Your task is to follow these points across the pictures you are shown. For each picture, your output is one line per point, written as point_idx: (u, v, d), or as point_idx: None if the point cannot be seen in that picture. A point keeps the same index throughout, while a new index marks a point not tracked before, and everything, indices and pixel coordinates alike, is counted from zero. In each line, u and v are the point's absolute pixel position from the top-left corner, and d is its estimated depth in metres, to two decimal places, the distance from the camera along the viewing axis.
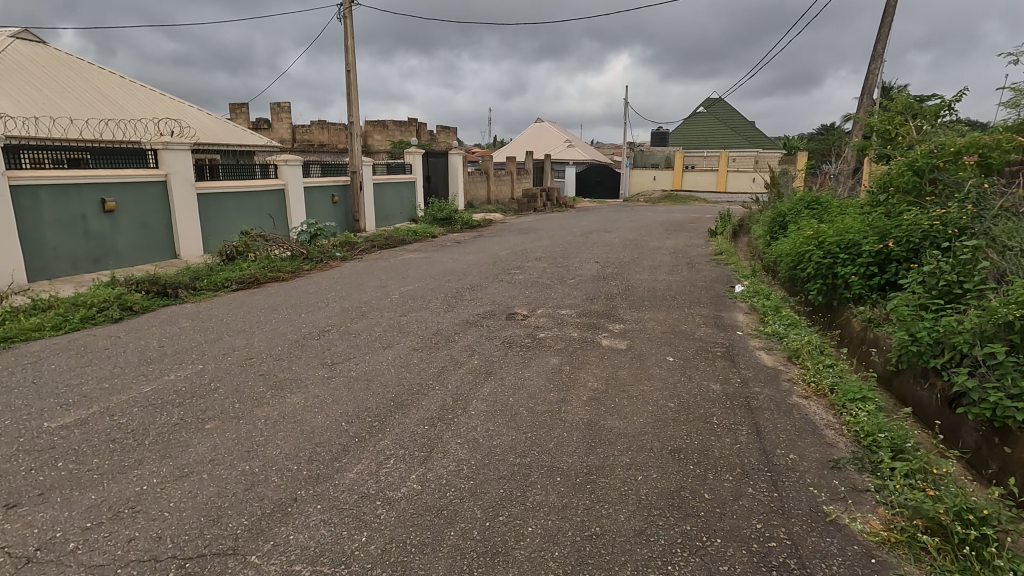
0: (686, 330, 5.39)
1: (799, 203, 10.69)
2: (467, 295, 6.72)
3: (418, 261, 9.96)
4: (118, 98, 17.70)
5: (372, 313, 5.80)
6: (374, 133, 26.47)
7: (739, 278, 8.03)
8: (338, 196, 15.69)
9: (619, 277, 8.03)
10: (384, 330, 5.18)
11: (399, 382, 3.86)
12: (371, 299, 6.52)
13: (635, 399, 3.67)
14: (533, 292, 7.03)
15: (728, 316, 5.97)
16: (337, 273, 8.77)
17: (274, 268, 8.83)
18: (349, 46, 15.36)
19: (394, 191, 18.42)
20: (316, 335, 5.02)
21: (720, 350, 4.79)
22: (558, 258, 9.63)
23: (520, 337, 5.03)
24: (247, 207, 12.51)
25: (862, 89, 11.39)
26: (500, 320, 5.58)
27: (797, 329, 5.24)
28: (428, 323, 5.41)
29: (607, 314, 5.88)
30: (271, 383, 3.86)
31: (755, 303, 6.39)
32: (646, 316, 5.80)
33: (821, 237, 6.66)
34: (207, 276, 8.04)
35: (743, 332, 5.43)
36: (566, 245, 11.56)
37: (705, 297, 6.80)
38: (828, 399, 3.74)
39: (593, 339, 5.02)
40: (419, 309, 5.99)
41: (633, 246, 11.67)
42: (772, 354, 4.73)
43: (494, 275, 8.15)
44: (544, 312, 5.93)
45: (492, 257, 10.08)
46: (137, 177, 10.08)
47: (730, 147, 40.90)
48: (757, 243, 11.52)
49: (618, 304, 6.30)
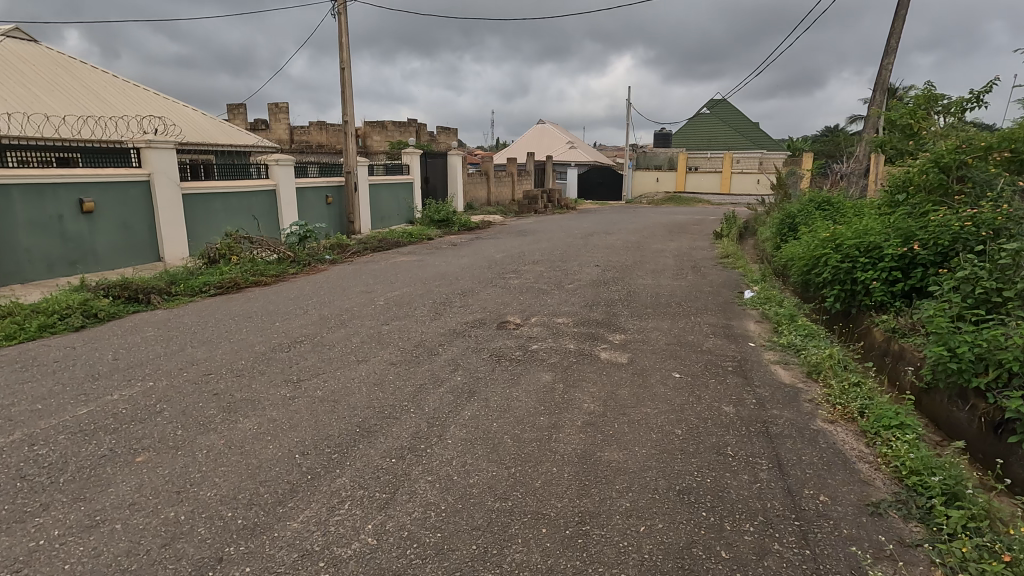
0: (693, 341, 4.92)
1: (809, 204, 10.21)
2: (457, 301, 6.27)
3: (410, 264, 9.51)
4: (109, 97, 17.37)
5: (352, 322, 5.35)
6: (373, 133, 26.10)
7: (749, 283, 7.57)
8: (332, 196, 15.27)
9: (620, 282, 7.56)
10: (363, 341, 4.72)
11: (369, 404, 3.41)
12: (353, 306, 6.07)
13: (635, 424, 3.22)
14: (528, 298, 6.57)
15: (737, 326, 5.50)
16: (324, 277, 8.33)
17: (257, 271, 8.40)
18: (344, 43, 14.96)
19: (390, 192, 17.97)
20: (287, 346, 4.58)
21: (732, 365, 4.32)
22: (556, 262, 9.17)
23: (511, 349, 4.57)
24: (236, 208, 12.09)
25: (875, 86, 10.91)
26: (489, 329, 5.12)
27: (816, 340, 4.78)
28: (412, 333, 4.96)
29: (607, 323, 5.42)
30: (225, 404, 3.41)
31: (767, 311, 5.93)
32: (649, 326, 5.33)
33: (838, 239, 6.19)
34: (185, 280, 7.61)
35: (756, 343, 4.97)
36: (566, 248, 11.10)
37: (712, 304, 6.33)
38: (858, 424, 3.27)
39: (591, 351, 4.55)
40: (404, 317, 5.54)
41: (636, 249, 11.19)
42: (789, 370, 4.26)
43: (488, 280, 7.69)
44: (538, 320, 5.47)
45: (488, 260, 9.62)
46: (118, 177, 9.66)
47: (734, 148, 40.45)
48: (766, 245, 11.05)
49: (618, 312, 5.84)
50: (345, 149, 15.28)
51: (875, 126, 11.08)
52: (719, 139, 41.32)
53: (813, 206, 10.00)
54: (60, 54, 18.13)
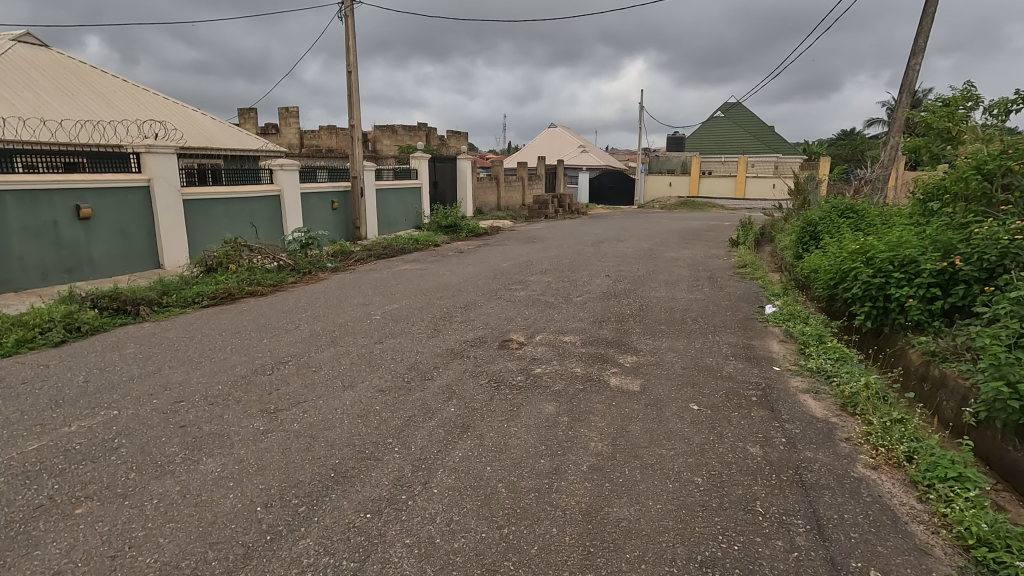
0: (711, 365, 4.50)
1: (832, 211, 9.71)
2: (458, 316, 5.90)
3: (413, 273, 9.16)
4: (117, 102, 17.31)
5: (344, 340, 5.00)
6: (382, 138, 25.92)
7: (769, 297, 7.12)
8: (338, 202, 15.02)
9: (632, 294, 7.15)
10: (352, 362, 4.37)
11: (349, 441, 3.05)
12: (348, 321, 5.73)
13: (649, 471, 2.82)
14: (533, 312, 6.18)
15: (759, 346, 5.07)
16: (323, 287, 8.01)
17: (253, 280, 8.11)
18: (351, 47, 14.74)
19: (398, 197, 17.69)
20: (271, 368, 4.23)
21: (756, 395, 3.90)
22: (565, 272, 8.77)
23: (512, 373, 4.19)
24: (238, 214, 11.87)
25: (901, 88, 10.40)
26: (490, 349, 4.75)
27: (848, 365, 4.34)
28: (407, 353, 4.60)
29: (617, 343, 5.01)
30: (190, 440, 3.06)
31: (792, 329, 5.49)
32: (664, 346, 4.92)
33: (868, 252, 5.74)
34: (178, 290, 7.33)
35: (781, 367, 4.55)
36: (575, 256, 10.72)
37: (730, 321, 5.90)
38: (906, 473, 2.84)
39: (599, 377, 4.15)
40: (399, 335, 5.17)
41: (648, 257, 10.75)
42: (819, 401, 3.84)
43: (492, 291, 7.34)
44: (544, 339, 5.08)
45: (494, 270, 9.24)
46: (116, 183, 9.44)
47: (749, 152, 39.84)
48: (784, 254, 10.57)
49: (630, 330, 5.44)
50: (351, 154, 15.02)
51: (901, 130, 10.55)
52: (734, 143, 40.64)
53: (836, 214, 9.51)
54: (69, 59, 18.14)
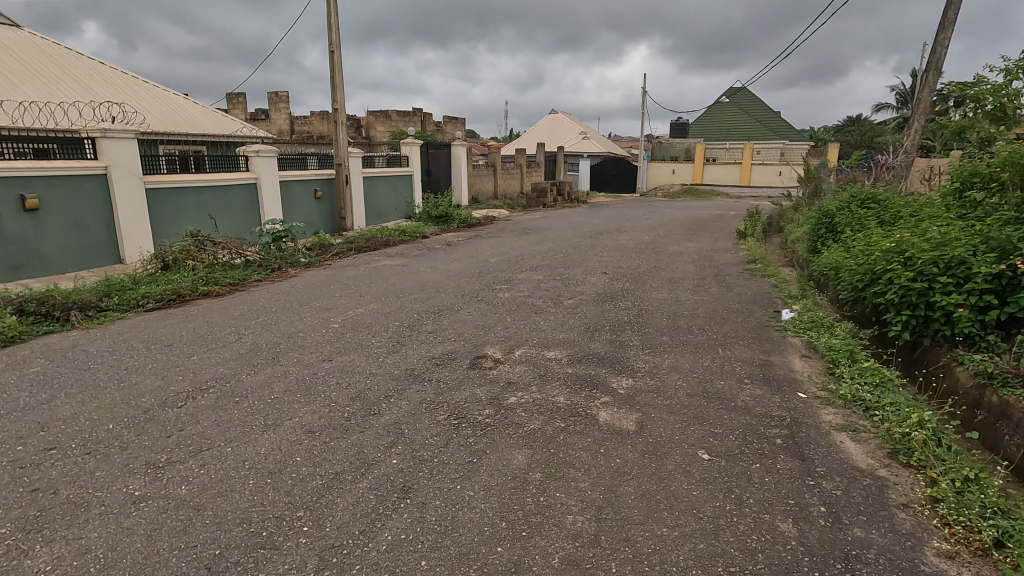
0: (723, 391, 3.72)
1: (850, 202, 8.87)
2: (429, 325, 5.13)
3: (392, 270, 8.36)
4: (94, 85, 16.50)
5: (287, 357, 4.22)
6: (376, 124, 25.04)
7: (784, 299, 6.31)
8: (322, 190, 14.19)
9: (630, 296, 6.36)
10: (287, 390, 3.59)
11: (244, 516, 2.29)
12: (302, 330, 4.97)
13: (644, 569, 2.04)
14: (516, 319, 5.40)
15: (777, 364, 4.28)
16: (288, 286, 7.26)
17: (211, 279, 7.33)
18: (334, 24, 13.80)
19: (387, 185, 16.83)
20: (185, 398, 3.45)
21: (781, 437, 3.11)
22: (557, 269, 7.96)
23: (479, 405, 3.41)
24: (209, 204, 11.07)
25: (928, 66, 9.48)
26: (456, 371, 3.96)
27: (890, 393, 3.54)
28: (356, 377, 3.82)
29: (611, 361, 4.23)
30: (33, 514, 2.30)
31: (815, 342, 4.68)
32: (665, 365, 4.15)
33: (905, 250, 4.91)
34: (123, 291, 6.57)
35: (808, 394, 3.74)
36: (571, 250, 9.93)
37: (743, 330, 5.11)
38: (999, 569, 2.07)
39: (586, 410, 3.37)
40: (354, 350, 4.39)
41: (649, 252, 9.92)
42: (859, 443, 3.06)
43: (474, 292, 6.57)
44: (524, 355, 4.31)
45: (480, 265, 8.48)
46: (69, 170, 8.65)
47: (754, 138, 38.80)
48: (797, 248, 9.74)
49: (627, 343, 4.66)
50: (335, 139, 14.18)
51: (926, 111, 9.66)
52: (740, 129, 39.50)
53: (855, 205, 8.67)
54: (42, 40, 17.24)
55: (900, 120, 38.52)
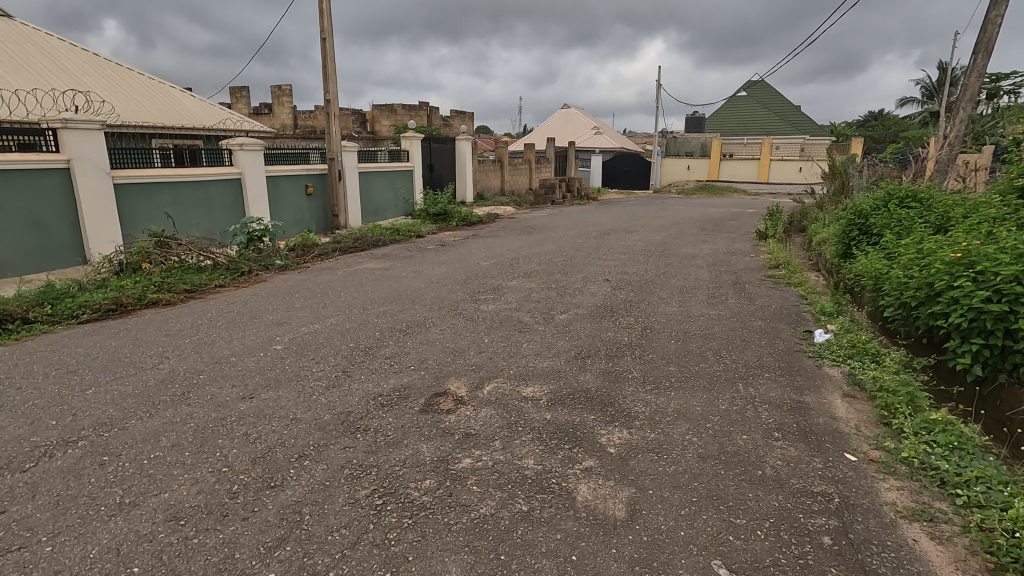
0: (745, 451, 2.84)
1: (887, 201, 7.88)
2: (389, 347, 4.31)
3: (371, 275, 7.55)
4: (84, 77, 15.94)
5: (201, 394, 3.40)
6: (380, 118, 24.31)
7: (817, 315, 5.36)
8: (313, 186, 13.46)
9: (633, 310, 5.48)
10: (175, 445, 2.77)
11: None
12: (236, 354, 4.16)
13: None
14: (495, 340, 4.55)
15: (814, 408, 3.38)
16: (251, 293, 6.48)
17: (167, 285, 6.57)
18: (326, 10, 12.99)
19: (385, 181, 16.01)
20: (37, 458, 2.64)
21: (831, 534, 2.22)
22: (554, 276, 7.11)
23: (418, 472, 2.57)
24: (187, 200, 10.36)
25: (976, 48, 8.46)
26: (403, 417, 3.12)
27: (973, 463, 2.62)
28: (273, 424, 2.99)
29: (602, 402, 3.35)
30: None
31: (860, 377, 3.76)
32: (670, 410, 3.28)
33: (976, 262, 3.93)
34: (62, 299, 5.82)
35: (858, 456, 2.84)
36: (573, 252, 9.05)
37: (768, 358, 4.21)
38: None
39: (560, 483, 2.51)
40: (286, 384, 3.56)
41: (658, 255, 9.00)
42: (943, 547, 2.17)
43: (454, 303, 5.73)
44: (493, 394, 3.46)
45: (469, 270, 7.64)
46: (26, 164, 7.92)
47: (773, 133, 37.44)
48: (826, 251, 8.74)
49: (624, 376, 3.79)
50: (328, 133, 13.41)
51: (974, 99, 8.65)
52: (758, 124, 38.20)
53: (894, 205, 7.68)
54: (33, 31, 16.67)
55: (927, 113, 36.97)
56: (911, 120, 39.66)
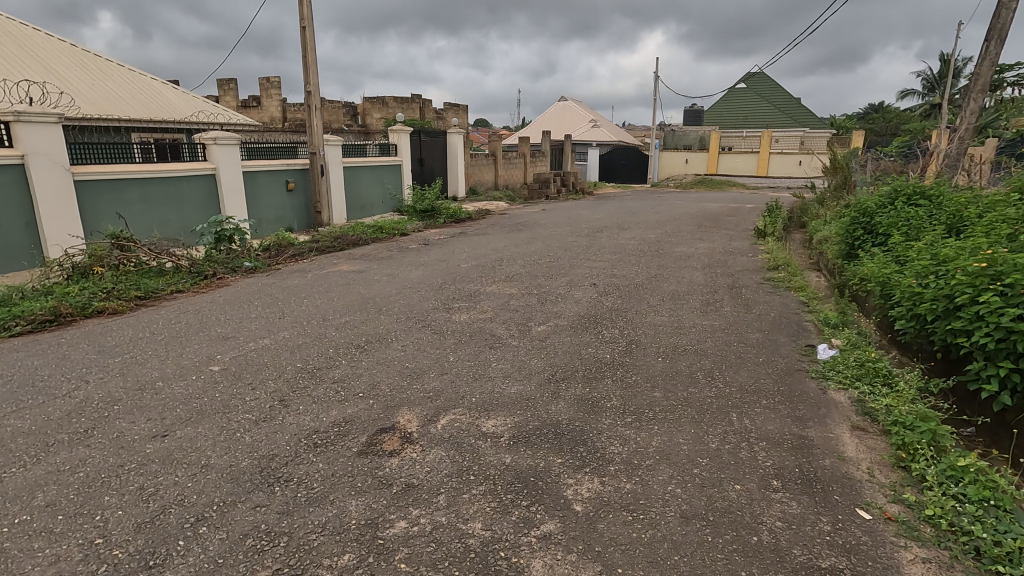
0: (737, 508, 2.37)
1: (894, 199, 7.41)
2: (342, 368, 3.83)
3: (343, 277, 7.06)
4: (59, 68, 15.36)
5: (107, 432, 2.93)
6: (372, 111, 23.77)
7: (821, 326, 4.89)
8: (294, 182, 12.92)
9: (619, 320, 5.01)
10: (50, 505, 2.29)
11: None
12: (166, 377, 3.68)
13: None
14: (463, 357, 4.08)
15: (819, 446, 2.91)
16: (208, 300, 6.00)
17: (117, 291, 6.08)
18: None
19: (372, 176, 15.47)
20: None
21: None
22: (538, 279, 6.64)
23: (337, 543, 2.10)
24: (156, 197, 9.85)
25: (989, 34, 7.95)
26: (336, 463, 2.65)
27: (1018, 529, 2.14)
28: (177, 475, 2.51)
29: (573, 441, 2.88)
30: None
31: (873, 405, 3.28)
32: (653, 452, 2.80)
33: (1004, 273, 3.45)
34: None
35: (873, 513, 2.37)
36: (561, 252, 8.56)
37: (766, 380, 3.73)
38: None
39: (509, 559, 2.04)
40: (210, 417, 3.09)
41: (651, 255, 8.52)
42: None
43: (426, 312, 5.26)
44: (448, 430, 2.99)
45: (448, 272, 7.15)
46: None
47: (772, 125, 36.89)
48: (829, 250, 8.26)
49: (601, 404, 3.31)
50: (309, 126, 12.88)
51: (985, 89, 8.15)
52: (757, 116, 37.62)
53: (901, 203, 7.21)
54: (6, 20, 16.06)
55: (928, 105, 36.46)
56: (912, 112, 39.17)
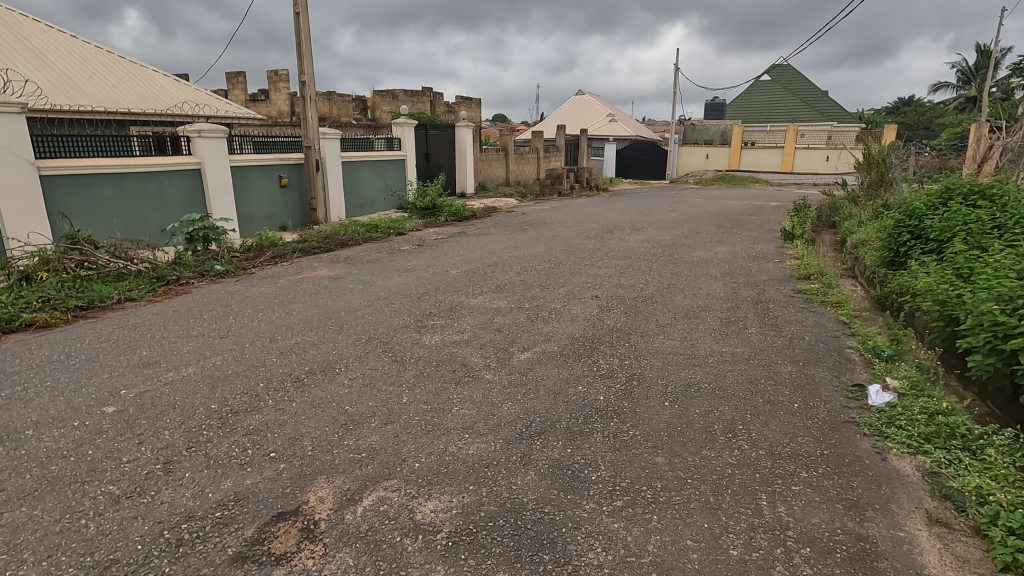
0: None
1: (947, 200, 6.42)
2: (264, 412, 3.06)
3: (316, 285, 6.32)
4: (55, 59, 14.92)
5: None
6: (380, 105, 23.08)
7: (869, 357, 3.99)
8: (288, 177, 12.24)
9: (621, 345, 4.17)
10: None
11: None
12: (41, 422, 2.94)
13: None
14: (418, 397, 3.27)
15: (886, 556, 2.06)
16: (155, 312, 5.29)
17: (55, 299, 5.40)
18: None
19: (373, 171, 14.75)
20: None
21: None
22: (532, 290, 5.82)
23: None
24: (134, 194, 9.22)
25: None
26: None
27: None
28: None
29: (536, 544, 2.06)
30: None
31: (956, 488, 2.42)
32: (648, 564, 1.98)
33: None
34: None
35: None
36: (565, 256, 7.72)
37: (804, 440, 2.86)
38: None
39: None
40: (59, 491, 2.33)
41: (665, 261, 7.61)
42: None
43: (392, 331, 4.46)
44: (368, 519, 2.19)
45: (434, 280, 6.37)
46: None
47: (797, 119, 35.43)
48: (868, 255, 7.27)
49: (582, 477, 2.49)
50: (304, 118, 12.18)
51: None
52: (781, 110, 36.10)
53: (956, 204, 6.23)
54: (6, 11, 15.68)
55: (964, 98, 34.72)
56: (946, 106, 37.36)
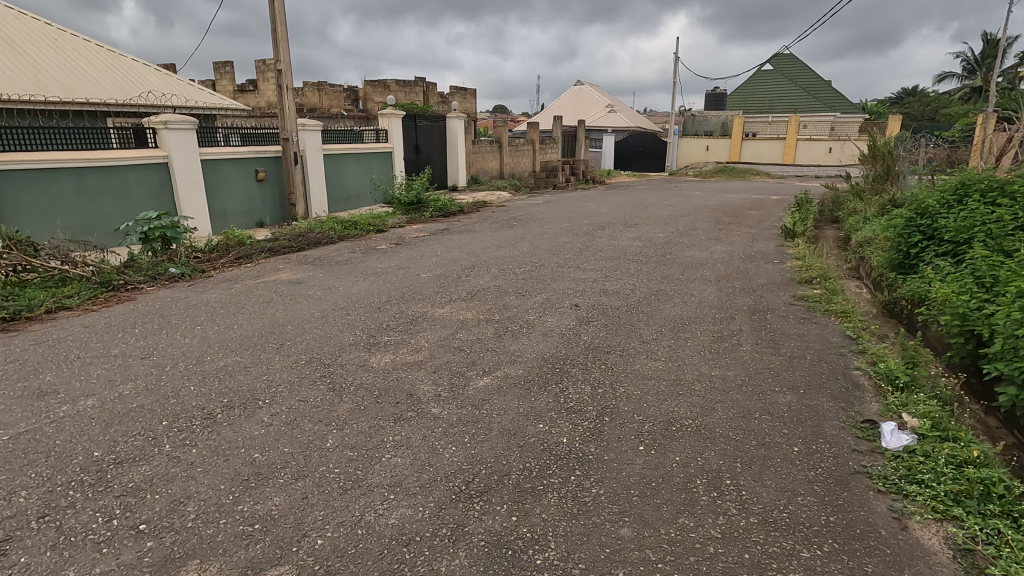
0: None
1: (964, 196, 5.85)
2: (153, 463, 2.53)
3: (273, 290, 5.79)
4: (26, 47, 14.30)
5: None
6: (370, 95, 22.41)
7: (881, 382, 3.45)
8: (264, 170, 11.65)
9: (595, 368, 3.63)
10: None
11: None
12: None
13: None
14: (344, 441, 2.74)
15: None
16: (83, 324, 4.76)
17: None
18: None
19: (357, 164, 14.14)
20: None
21: None
22: (507, 297, 5.29)
23: None
24: (94, 189, 8.66)
25: None
26: None
27: None
28: None
29: None
30: None
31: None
32: None
33: None
34: None
35: None
36: (548, 258, 7.16)
37: (805, 501, 2.34)
38: None
39: None
40: None
41: (656, 262, 7.07)
42: None
43: (336, 351, 3.92)
44: None
45: (401, 285, 5.82)
46: None
47: (800, 110, 34.64)
48: (875, 255, 6.72)
49: (523, 562, 1.96)
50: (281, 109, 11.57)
51: None
52: (783, 100, 35.31)
53: (974, 201, 5.66)
54: None
55: (970, 89, 33.94)
56: (951, 97, 36.55)
